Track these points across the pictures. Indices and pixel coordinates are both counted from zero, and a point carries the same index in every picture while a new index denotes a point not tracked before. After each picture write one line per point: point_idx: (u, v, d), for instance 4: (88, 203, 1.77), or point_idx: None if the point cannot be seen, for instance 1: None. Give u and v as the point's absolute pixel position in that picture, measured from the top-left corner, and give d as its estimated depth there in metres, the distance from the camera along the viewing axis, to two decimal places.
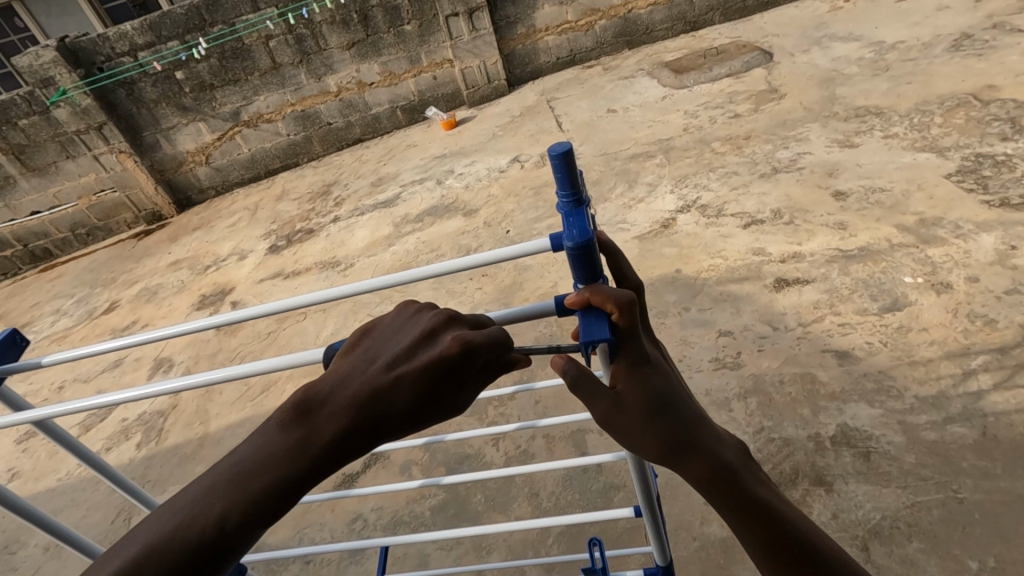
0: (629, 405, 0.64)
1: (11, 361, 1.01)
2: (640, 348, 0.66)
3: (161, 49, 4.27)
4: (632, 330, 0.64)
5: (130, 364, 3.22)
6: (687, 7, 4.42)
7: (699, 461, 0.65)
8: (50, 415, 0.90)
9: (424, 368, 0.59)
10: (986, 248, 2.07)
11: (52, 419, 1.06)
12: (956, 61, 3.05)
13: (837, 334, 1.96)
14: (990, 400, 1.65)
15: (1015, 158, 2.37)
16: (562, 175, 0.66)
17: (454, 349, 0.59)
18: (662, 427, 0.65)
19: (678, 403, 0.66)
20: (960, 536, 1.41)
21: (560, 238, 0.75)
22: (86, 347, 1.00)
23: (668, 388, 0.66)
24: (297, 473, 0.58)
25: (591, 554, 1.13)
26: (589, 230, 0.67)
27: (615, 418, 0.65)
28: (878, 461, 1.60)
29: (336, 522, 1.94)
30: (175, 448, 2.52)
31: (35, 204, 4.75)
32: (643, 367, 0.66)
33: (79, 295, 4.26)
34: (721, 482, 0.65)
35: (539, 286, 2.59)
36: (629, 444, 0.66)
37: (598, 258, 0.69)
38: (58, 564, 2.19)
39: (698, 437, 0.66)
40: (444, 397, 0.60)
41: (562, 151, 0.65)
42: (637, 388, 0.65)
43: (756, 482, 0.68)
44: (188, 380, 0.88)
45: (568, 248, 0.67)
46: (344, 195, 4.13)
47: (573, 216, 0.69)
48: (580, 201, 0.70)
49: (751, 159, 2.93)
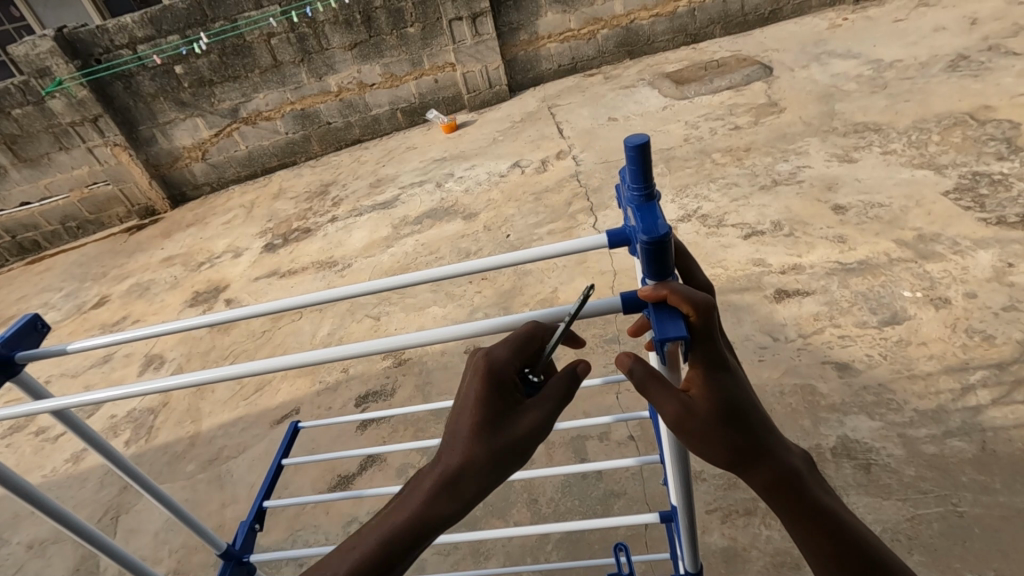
0: (701, 410, 0.64)
1: (29, 347, 1.01)
2: (713, 351, 0.65)
3: (161, 43, 4.24)
4: (707, 332, 0.64)
5: (120, 360, 3.17)
6: (688, 19, 4.47)
7: (770, 469, 0.66)
8: (71, 404, 0.88)
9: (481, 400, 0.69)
10: (983, 265, 2.09)
11: (71, 411, 1.06)
12: (952, 81, 3.10)
13: (837, 346, 1.98)
14: (989, 415, 1.66)
15: (1011, 177, 2.41)
16: (636, 167, 0.67)
17: (477, 375, 0.70)
18: (733, 433, 0.64)
19: (752, 411, 0.66)
20: (960, 550, 1.42)
21: (620, 233, 0.79)
22: (118, 336, 1.01)
23: (742, 395, 0.66)
24: (407, 521, 0.66)
25: (616, 558, 1.09)
26: (663, 225, 0.66)
27: (688, 425, 0.64)
28: (878, 473, 1.61)
29: (331, 524, 1.91)
30: (165, 447, 2.48)
31: (26, 195, 4.68)
32: (719, 367, 0.65)
33: (68, 289, 4.19)
34: (787, 489, 0.66)
35: (539, 292, 2.59)
36: (697, 451, 0.65)
37: (670, 255, 0.68)
38: (43, 562, 2.15)
39: (766, 442, 0.66)
40: (502, 426, 0.68)
41: (640, 142, 0.66)
42: (710, 394, 0.64)
43: (820, 488, 0.69)
44: (221, 371, 0.88)
45: (640, 241, 0.66)
46: (342, 195, 4.11)
47: (645, 210, 0.70)
48: (651, 195, 0.70)
49: (751, 171, 2.95)
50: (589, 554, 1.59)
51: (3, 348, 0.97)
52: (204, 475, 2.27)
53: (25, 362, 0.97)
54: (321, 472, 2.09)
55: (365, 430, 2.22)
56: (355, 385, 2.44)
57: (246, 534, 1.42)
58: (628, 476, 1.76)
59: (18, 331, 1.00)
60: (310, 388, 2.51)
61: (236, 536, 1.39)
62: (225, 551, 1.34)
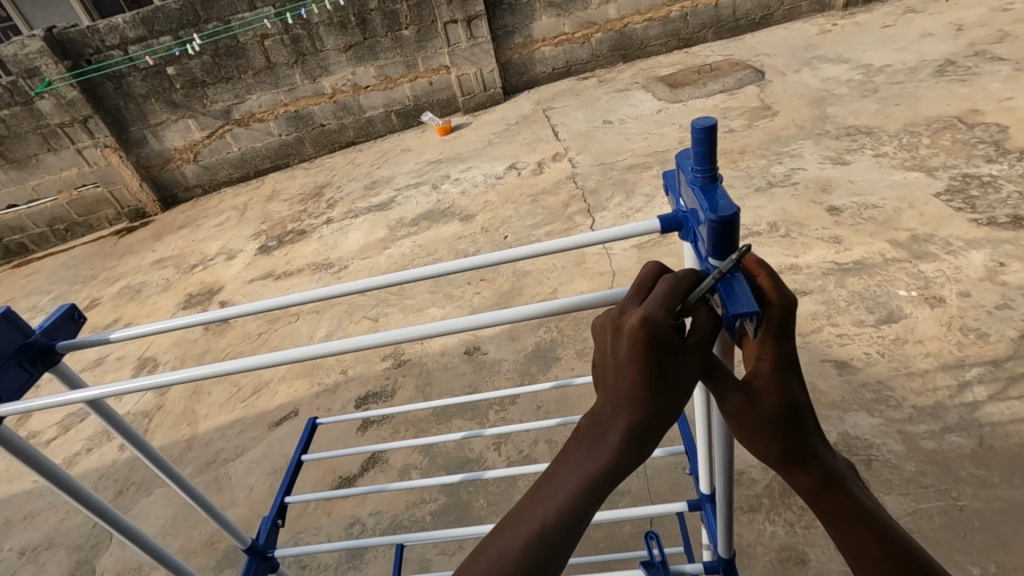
0: (762, 404, 0.65)
1: (69, 336, 1.03)
2: (787, 349, 0.64)
3: (153, 43, 4.20)
4: (785, 330, 0.63)
5: (112, 363, 3.12)
6: (680, 24, 4.52)
7: (815, 470, 0.66)
8: (105, 394, 0.86)
9: (641, 356, 0.59)
10: (976, 264, 2.13)
11: (104, 405, 1.06)
12: (941, 86, 3.16)
13: (836, 344, 2.00)
14: (986, 411, 1.69)
15: (1000, 179, 2.46)
16: (701, 149, 0.68)
17: (632, 340, 0.60)
18: (786, 430, 0.65)
19: (806, 413, 0.66)
20: (962, 543, 1.44)
21: (673, 219, 0.80)
22: (150, 326, 1.01)
23: (801, 398, 0.66)
24: (588, 486, 0.62)
25: (649, 547, 0.99)
26: (733, 205, 0.66)
27: (745, 414, 0.65)
28: (879, 469, 1.63)
29: (332, 526, 1.89)
30: (161, 450, 2.45)
31: (13, 197, 4.61)
32: (787, 365, 0.65)
33: (57, 292, 4.13)
34: (830, 491, 0.66)
35: (539, 292, 2.59)
36: (746, 441, 0.67)
37: (737, 235, 0.66)
38: (37, 567, 2.11)
39: (815, 445, 0.67)
40: (671, 383, 0.61)
41: (707, 126, 0.68)
42: (776, 394, 0.64)
43: (866, 496, 0.68)
44: (261, 359, 0.85)
45: (707, 219, 0.65)
46: (337, 197, 4.09)
47: (708, 192, 0.70)
48: (714, 178, 0.71)
49: (746, 174, 2.98)
50: (595, 551, 1.59)
51: (43, 337, 0.97)
52: (201, 478, 2.25)
53: (65, 352, 0.97)
54: (322, 472, 2.08)
55: (365, 430, 2.22)
56: (355, 386, 2.43)
57: (268, 530, 1.40)
58: (633, 474, 1.76)
59: (56, 322, 1.01)
60: (309, 390, 2.50)
61: (259, 532, 1.37)
62: (248, 547, 1.31)
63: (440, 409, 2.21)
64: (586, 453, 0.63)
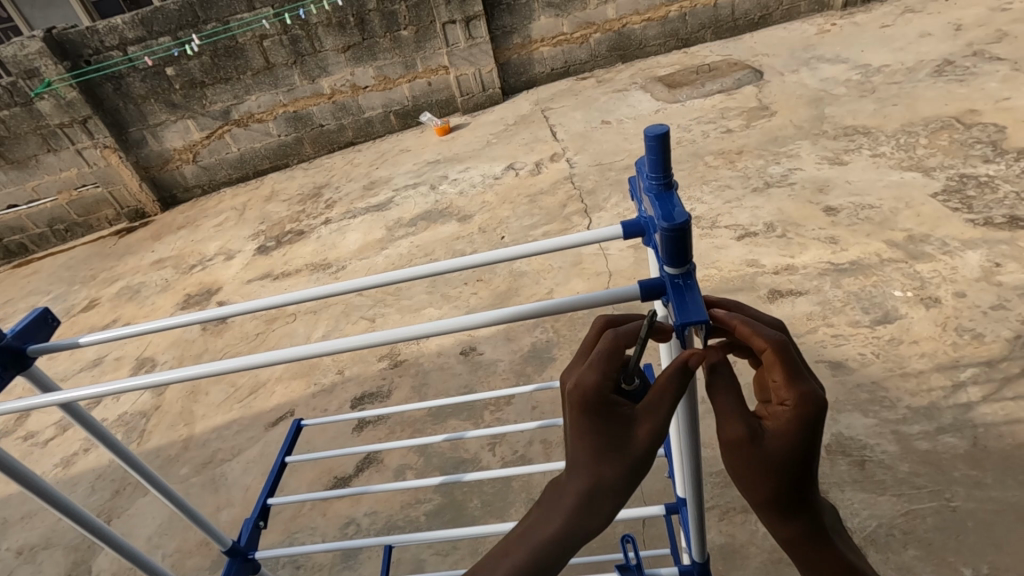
0: (768, 451, 0.63)
1: (43, 339, 1.03)
2: (807, 402, 0.62)
3: (152, 44, 4.21)
4: (794, 374, 0.63)
5: (111, 363, 3.13)
6: (679, 24, 4.51)
7: (805, 521, 0.68)
8: (75, 397, 0.86)
9: (587, 408, 0.63)
10: (972, 265, 2.13)
11: (81, 407, 1.06)
12: (938, 86, 3.16)
13: (831, 345, 2.00)
14: (980, 412, 1.69)
15: (997, 179, 2.46)
16: (656, 157, 0.69)
17: (575, 400, 0.63)
18: (787, 482, 0.64)
19: (815, 469, 0.66)
20: (955, 544, 1.44)
21: (635, 224, 0.82)
22: (122, 330, 1.01)
23: (814, 453, 0.64)
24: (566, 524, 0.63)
25: (625, 549, 0.98)
26: (681, 212, 0.67)
27: (749, 459, 0.63)
28: (873, 470, 1.63)
29: (328, 526, 1.90)
30: (158, 450, 2.45)
31: (13, 197, 4.62)
32: (810, 422, 0.62)
33: (56, 292, 4.14)
34: (812, 539, 0.69)
35: (535, 292, 2.60)
36: (749, 483, 0.65)
37: (691, 243, 0.67)
38: (33, 567, 2.12)
39: (810, 496, 0.67)
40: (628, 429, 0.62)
41: (659, 133, 0.68)
42: (786, 444, 0.62)
43: (842, 543, 0.72)
44: (236, 362, 0.86)
45: (659, 228, 0.67)
46: (335, 198, 4.09)
47: (662, 199, 0.71)
48: (669, 185, 0.72)
49: (743, 174, 2.98)
50: (587, 552, 1.59)
51: (16, 340, 0.97)
52: (198, 478, 2.25)
53: (39, 355, 0.97)
54: (318, 473, 2.08)
55: (362, 430, 2.22)
56: (351, 386, 2.43)
57: (250, 531, 1.40)
58: None
59: (31, 324, 1.00)
60: (306, 390, 2.50)
61: (241, 533, 1.37)
62: (229, 548, 1.31)
63: (436, 410, 2.21)
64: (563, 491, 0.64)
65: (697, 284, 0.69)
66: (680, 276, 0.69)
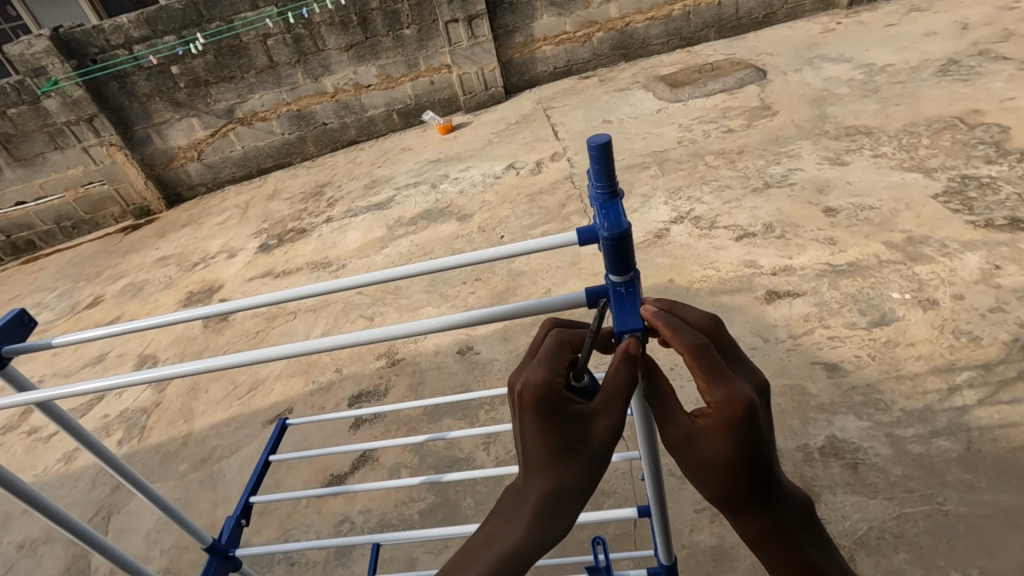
0: (704, 452, 0.63)
1: (19, 340, 1.03)
2: (731, 404, 0.61)
3: (156, 43, 4.24)
4: (718, 376, 0.63)
5: (114, 360, 3.17)
6: (682, 23, 4.50)
7: (764, 522, 0.67)
8: (50, 397, 0.88)
9: (542, 409, 0.63)
10: (971, 267, 2.11)
11: (57, 406, 1.06)
12: (942, 86, 3.13)
13: (827, 347, 1.99)
14: (975, 415, 1.68)
15: (999, 180, 2.44)
16: (599, 167, 0.69)
17: (529, 402, 0.63)
18: (734, 484, 0.64)
19: (764, 471, 0.65)
20: (946, 549, 1.43)
21: (589, 232, 0.78)
22: (94, 331, 1.02)
23: (759, 455, 0.63)
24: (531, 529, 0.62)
25: (595, 552, 0.98)
26: (624, 221, 0.71)
27: (686, 457, 0.64)
28: (866, 473, 1.62)
29: (322, 523, 1.91)
30: (158, 446, 2.48)
31: (20, 195, 4.67)
32: (737, 425, 0.61)
33: (62, 289, 4.18)
34: (774, 539, 0.68)
35: (532, 292, 2.60)
36: (698, 484, 0.66)
37: (631, 251, 0.72)
38: (34, 561, 2.14)
39: (768, 499, 0.66)
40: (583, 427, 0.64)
41: (602, 143, 0.67)
42: (720, 446, 0.62)
43: (814, 545, 0.70)
44: (209, 363, 0.88)
45: (602, 236, 0.70)
46: (337, 196, 4.11)
47: (607, 208, 0.73)
48: (614, 193, 0.73)
49: (743, 174, 2.97)
50: (578, 552, 1.60)
51: None
52: (197, 475, 2.27)
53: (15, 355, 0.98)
54: (314, 470, 2.10)
55: (358, 428, 2.23)
56: (349, 385, 2.45)
57: (231, 529, 1.41)
58: (618, 474, 1.77)
59: (6, 326, 1.01)
60: (304, 388, 2.52)
61: (221, 531, 1.38)
62: (209, 546, 1.32)
63: (432, 409, 2.22)
64: (524, 497, 0.63)
65: (638, 291, 0.74)
66: (623, 284, 0.74)
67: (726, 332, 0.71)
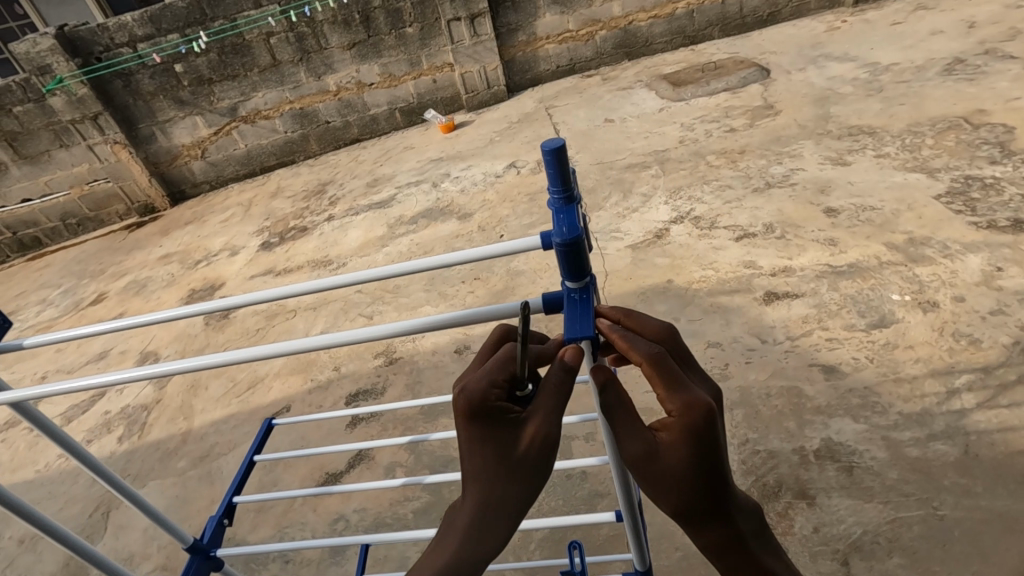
0: (665, 461, 0.62)
1: None
2: (691, 409, 0.62)
3: (160, 41, 4.26)
4: (676, 383, 0.64)
5: (116, 357, 3.19)
6: (686, 21, 4.47)
7: (720, 530, 0.68)
8: (30, 396, 0.89)
9: (474, 421, 0.65)
10: (973, 269, 2.09)
11: (36, 407, 1.07)
12: (947, 85, 3.10)
13: (824, 349, 1.98)
14: (973, 419, 1.67)
15: (1003, 181, 2.41)
16: (553, 171, 0.69)
17: (461, 413, 0.65)
18: (694, 493, 0.64)
19: (722, 479, 0.65)
20: (941, 553, 1.42)
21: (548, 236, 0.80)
22: (80, 330, 1.03)
23: (716, 463, 0.64)
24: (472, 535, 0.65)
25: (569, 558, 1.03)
26: (578, 227, 0.70)
27: (646, 469, 0.63)
28: (861, 476, 1.61)
29: (318, 521, 1.92)
30: (158, 443, 2.49)
31: (26, 192, 4.70)
32: (698, 432, 0.62)
33: (67, 286, 4.22)
34: (729, 546, 0.69)
35: (530, 291, 2.60)
36: (657, 497, 0.65)
37: (586, 256, 0.72)
38: (34, 556, 2.16)
39: (724, 508, 0.67)
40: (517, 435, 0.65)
41: (555, 147, 0.67)
42: (680, 453, 0.62)
43: (765, 550, 0.72)
44: (184, 363, 0.87)
45: (556, 243, 0.70)
46: (339, 194, 4.12)
47: (563, 212, 0.73)
48: (570, 198, 0.73)
49: (744, 174, 2.95)
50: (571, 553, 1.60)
51: None
52: (195, 472, 2.29)
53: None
54: (310, 469, 2.11)
55: (354, 427, 2.24)
56: (346, 383, 2.45)
57: (213, 529, 1.42)
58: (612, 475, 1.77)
59: None
60: (302, 386, 2.53)
61: (203, 531, 1.38)
62: (191, 545, 1.33)
63: (429, 408, 2.23)
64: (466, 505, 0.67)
65: (592, 298, 0.73)
66: (577, 290, 0.73)
67: (681, 342, 0.73)
